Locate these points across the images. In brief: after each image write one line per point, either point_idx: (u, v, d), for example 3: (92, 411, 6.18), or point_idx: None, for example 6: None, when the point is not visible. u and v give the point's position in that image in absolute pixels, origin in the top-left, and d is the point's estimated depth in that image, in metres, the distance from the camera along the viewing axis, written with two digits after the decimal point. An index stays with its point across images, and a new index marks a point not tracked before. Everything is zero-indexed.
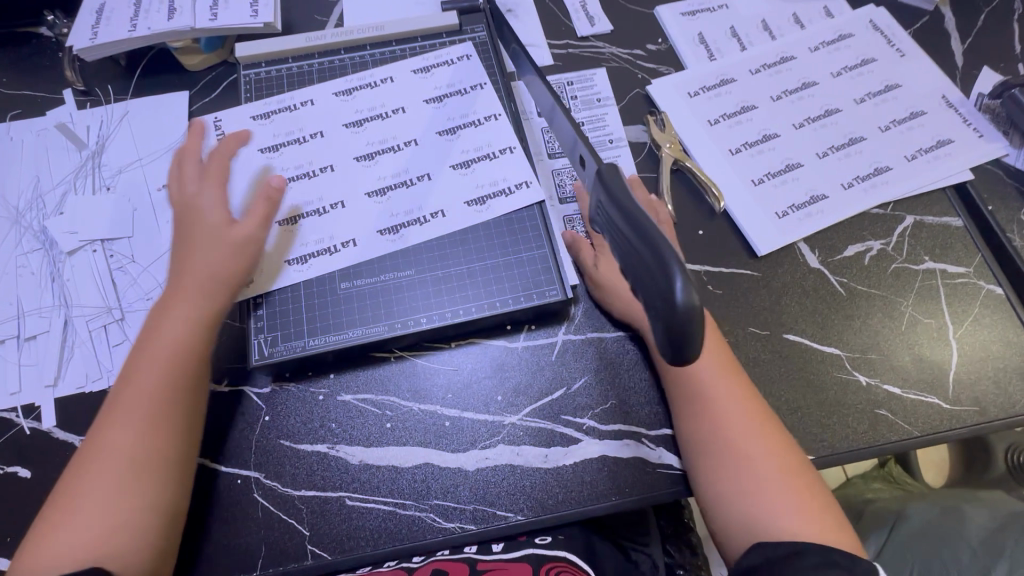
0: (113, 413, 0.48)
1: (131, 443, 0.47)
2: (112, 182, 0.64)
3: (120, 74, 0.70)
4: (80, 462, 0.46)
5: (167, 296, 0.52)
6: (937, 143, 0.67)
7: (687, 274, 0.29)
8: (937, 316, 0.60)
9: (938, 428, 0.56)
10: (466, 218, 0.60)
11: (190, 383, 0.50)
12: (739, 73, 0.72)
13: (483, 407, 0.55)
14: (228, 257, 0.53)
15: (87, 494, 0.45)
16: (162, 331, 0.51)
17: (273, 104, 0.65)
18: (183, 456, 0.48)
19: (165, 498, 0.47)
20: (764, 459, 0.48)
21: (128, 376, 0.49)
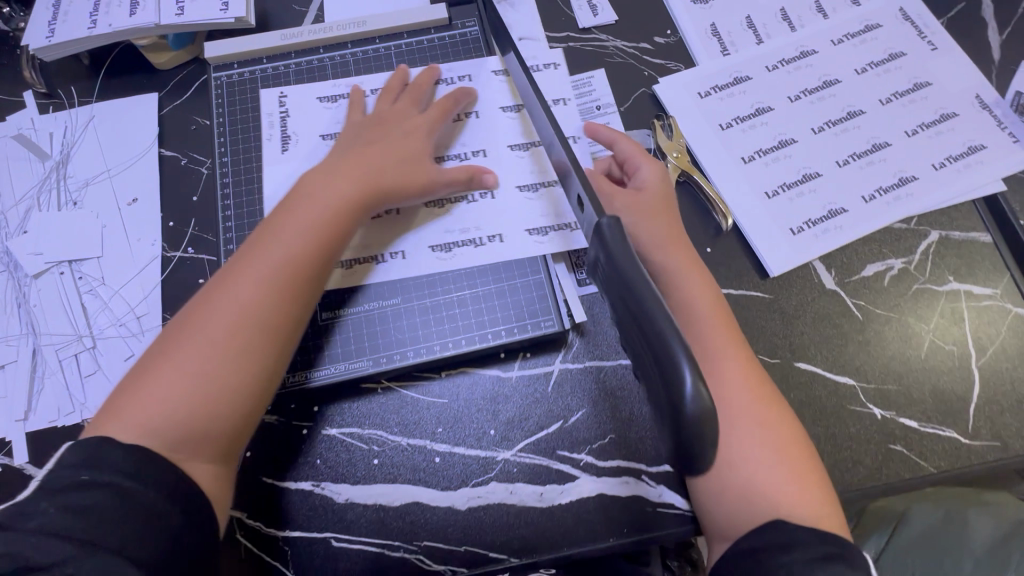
0: (239, 272, 0.47)
1: (234, 330, 0.45)
2: (79, 197, 0.60)
3: (85, 74, 0.65)
4: (187, 325, 0.45)
5: (325, 180, 0.51)
6: (968, 150, 0.62)
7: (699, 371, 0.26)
8: (960, 342, 0.56)
9: (956, 465, 0.52)
10: (524, 247, 0.56)
11: (309, 291, 0.48)
12: (754, 70, 0.66)
13: (475, 442, 0.53)
14: (398, 180, 0.53)
15: (194, 346, 0.44)
16: (304, 208, 0.50)
17: (342, 88, 0.61)
18: (274, 373, 0.46)
19: (252, 387, 0.45)
20: (748, 417, 0.47)
21: (255, 251, 0.48)
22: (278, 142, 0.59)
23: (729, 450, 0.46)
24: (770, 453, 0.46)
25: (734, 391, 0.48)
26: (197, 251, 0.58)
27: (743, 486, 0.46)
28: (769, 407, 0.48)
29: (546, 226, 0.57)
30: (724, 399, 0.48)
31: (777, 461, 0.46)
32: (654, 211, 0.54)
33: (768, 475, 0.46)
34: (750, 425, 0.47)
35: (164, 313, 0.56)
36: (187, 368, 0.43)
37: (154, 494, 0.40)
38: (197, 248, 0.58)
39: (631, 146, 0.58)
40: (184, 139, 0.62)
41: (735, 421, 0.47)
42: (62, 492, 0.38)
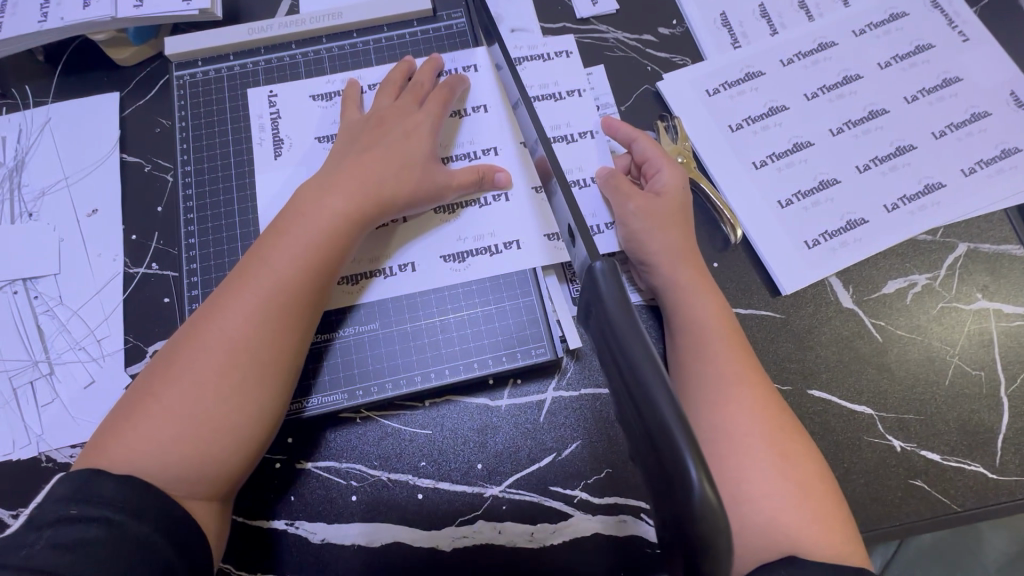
0: (230, 299, 0.43)
1: (228, 359, 0.41)
2: (35, 207, 0.55)
3: (39, 72, 0.60)
4: (177, 354, 0.41)
5: (319, 191, 0.47)
6: (1001, 153, 0.57)
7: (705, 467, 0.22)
8: (988, 366, 0.52)
9: (983, 501, 0.48)
10: (544, 255, 0.51)
11: (308, 314, 0.44)
12: (768, 64, 0.60)
13: (461, 478, 0.49)
14: (403, 188, 0.48)
15: (185, 383, 0.40)
16: (298, 224, 0.45)
17: (337, 83, 0.56)
18: (273, 404, 0.42)
19: (252, 425, 0.41)
20: (768, 447, 0.43)
21: (247, 272, 0.44)
22: (270, 146, 0.54)
23: (739, 487, 0.42)
24: (793, 487, 0.42)
25: (752, 418, 0.43)
26: (161, 268, 0.54)
27: (762, 524, 0.41)
28: (786, 437, 0.43)
29: (553, 232, 0.52)
30: (742, 427, 0.43)
31: (799, 497, 0.41)
32: (670, 219, 0.49)
33: (791, 512, 0.41)
34: (770, 455, 0.42)
35: (126, 336, 0.52)
36: (179, 401, 0.40)
37: (148, 528, 0.36)
38: (162, 264, 0.54)
39: (650, 144, 0.52)
40: (147, 144, 0.58)
41: (755, 450, 0.42)
42: (51, 525, 0.35)
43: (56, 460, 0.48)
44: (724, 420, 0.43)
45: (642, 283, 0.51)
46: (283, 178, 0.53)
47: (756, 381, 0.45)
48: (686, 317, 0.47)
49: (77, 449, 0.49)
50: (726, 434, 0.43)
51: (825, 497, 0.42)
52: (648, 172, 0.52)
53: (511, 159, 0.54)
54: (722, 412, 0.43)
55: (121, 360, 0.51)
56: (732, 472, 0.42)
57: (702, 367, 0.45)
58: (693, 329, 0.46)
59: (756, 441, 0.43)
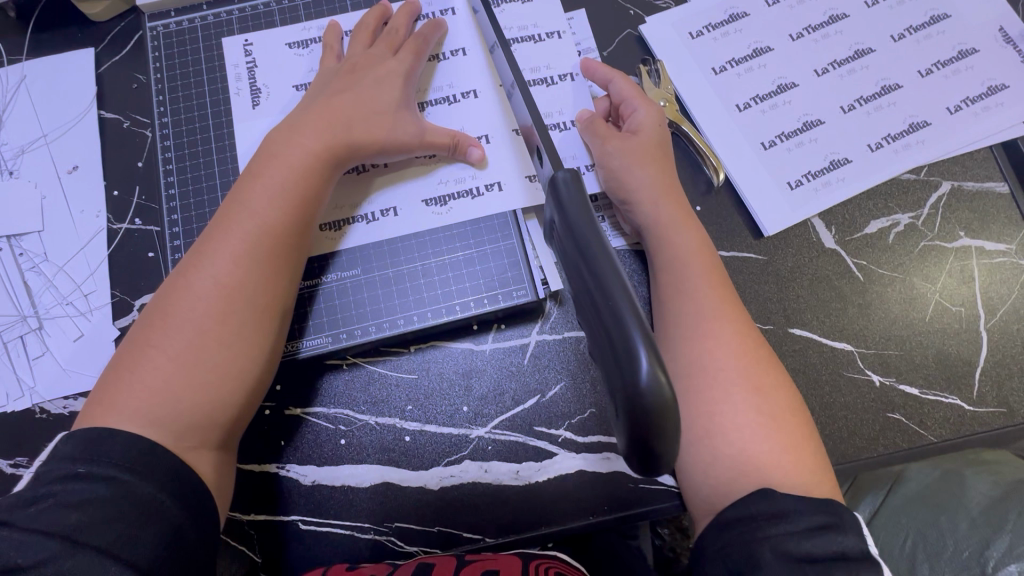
0: (212, 246, 0.43)
1: (219, 304, 0.41)
2: (15, 165, 0.55)
3: (12, 28, 0.59)
4: (166, 306, 0.42)
5: (290, 134, 0.47)
6: (988, 90, 0.56)
7: (656, 356, 0.25)
8: (968, 303, 0.52)
9: (959, 433, 0.49)
10: (524, 197, 0.51)
11: (294, 255, 0.45)
12: (753, 4, 0.59)
13: (447, 420, 0.50)
14: (381, 135, 0.48)
15: (180, 330, 0.41)
16: (272, 168, 0.45)
17: (314, 30, 0.55)
18: (272, 344, 0.43)
19: (256, 363, 0.42)
20: (742, 381, 0.43)
21: (226, 220, 0.44)
22: (247, 95, 0.53)
23: (714, 422, 0.42)
24: (764, 420, 0.42)
25: (728, 353, 0.44)
26: (144, 223, 0.54)
27: (730, 456, 0.42)
28: (762, 369, 0.44)
29: (530, 172, 0.52)
30: (717, 360, 0.44)
31: (770, 430, 0.42)
32: (649, 158, 0.49)
33: (761, 442, 0.42)
34: (745, 389, 0.43)
35: (112, 290, 0.52)
36: (175, 349, 0.40)
37: (153, 488, 0.37)
38: (144, 219, 0.54)
39: (623, 82, 0.52)
40: (124, 100, 0.57)
41: (729, 384, 0.43)
42: (56, 485, 0.36)
43: (49, 411, 0.49)
44: (699, 356, 0.44)
45: (627, 226, 0.51)
46: (261, 127, 0.53)
47: (734, 312, 0.46)
48: (666, 258, 0.47)
49: (70, 401, 0.49)
50: (700, 368, 0.44)
51: (798, 430, 0.43)
52: (624, 112, 0.52)
53: (492, 101, 0.53)
54: (697, 349, 0.44)
55: (108, 314, 0.52)
56: (707, 405, 0.43)
57: (680, 302, 0.46)
58: (673, 266, 0.47)
59: (730, 375, 0.43)
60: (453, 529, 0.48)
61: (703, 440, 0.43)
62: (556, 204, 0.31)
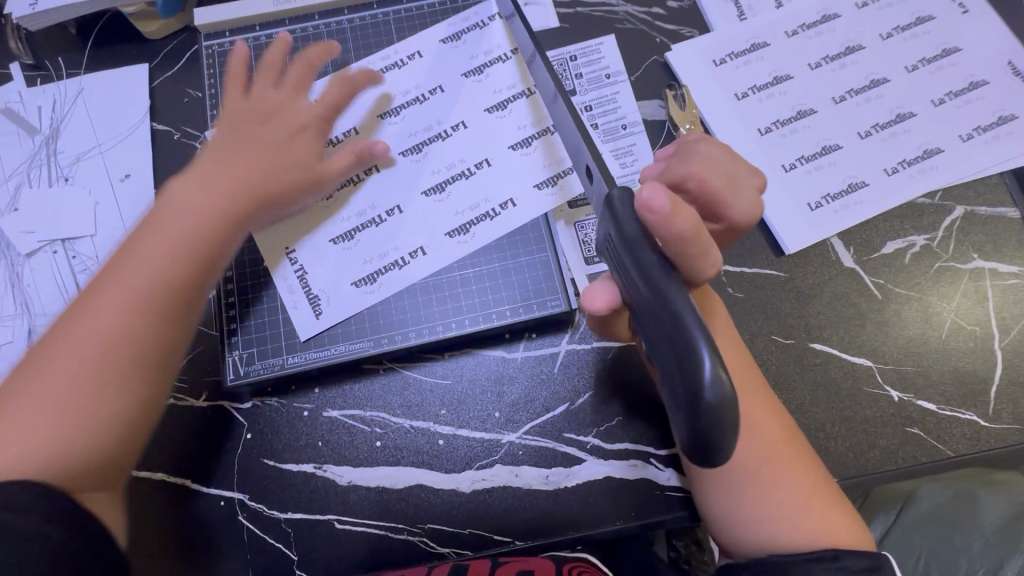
0: (95, 295, 0.43)
1: (90, 355, 0.41)
2: (70, 172, 0.58)
3: (72, 44, 0.62)
4: (40, 358, 0.41)
5: (201, 182, 0.48)
6: (998, 120, 0.59)
7: (717, 358, 0.27)
8: (983, 323, 0.54)
9: (975, 448, 0.51)
10: (541, 203, 0.54)
11: (186, 305, 0.45)
12: (773, 35, 0.63)
13: (479, 424, 0.51)
14: (299, 184, 0.52)
15: (42, 385, 0.40)
16: (176, 216, 0.46)
17: (379, 61, 0.59)
18: (151, 396, 0.43)
19: (124, 415, 0.41)
20: (764, 473, 0.43)
21: (119, 270, 0.44)
22: None
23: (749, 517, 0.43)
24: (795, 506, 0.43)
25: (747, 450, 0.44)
26: None
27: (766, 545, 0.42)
28: (780, 456, 0.44)
29: (547, 178, 0.55)
30: (740, 453, 0.44)
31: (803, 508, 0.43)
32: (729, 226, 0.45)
33: (800, 528, 0.42)
34: (775, 477, 0.43)
35: None
36: (37, 401, 0.39)
37: None
38: None
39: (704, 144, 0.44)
40: (176, 113, 0.60)
41: (751, 482, 0.43)
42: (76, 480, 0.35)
43: None
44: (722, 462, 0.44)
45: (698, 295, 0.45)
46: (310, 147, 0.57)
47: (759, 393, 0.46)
48: None
49: None
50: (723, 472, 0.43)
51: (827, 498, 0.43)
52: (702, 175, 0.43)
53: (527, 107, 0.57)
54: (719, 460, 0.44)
55: None
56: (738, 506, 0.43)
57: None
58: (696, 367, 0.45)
59: (750, 473, 0.43)
60: (485, 532, 0.49)
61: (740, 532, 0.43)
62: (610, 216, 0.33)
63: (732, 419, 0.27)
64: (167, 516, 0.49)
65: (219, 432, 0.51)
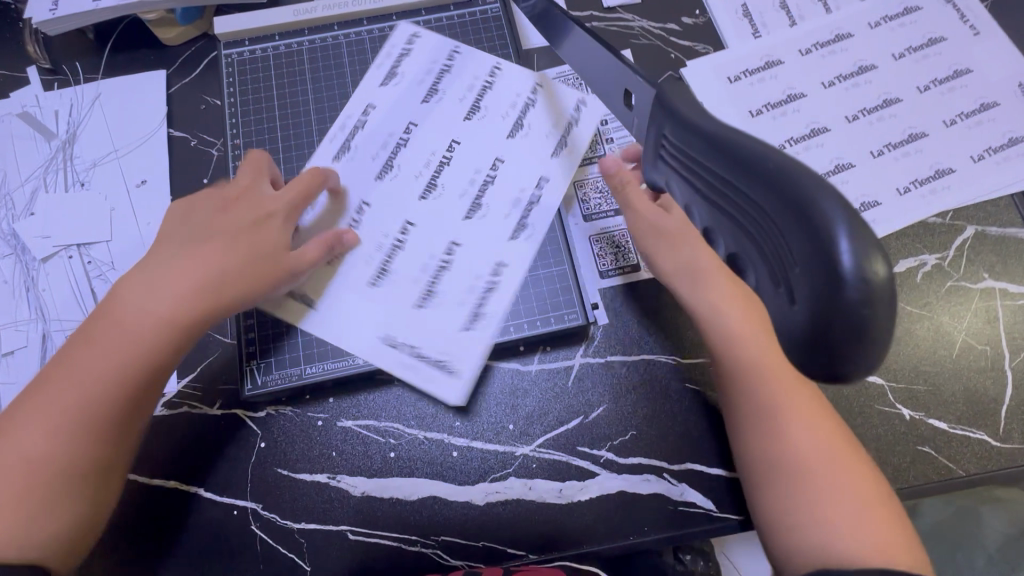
0: (66, 376, 0.44)
1: (52, 442, 0.42)
2: (87, 177, 0.58)
3: (89, 49, 0.62)
4: (11, 427, 0.43)
5: (174, 270, 0.47)
6: (1009, 141, 0.59)
7: (867, 244, 0.18)
8: (994, 342, 0.54)
9: (986, 467, 0.51)
10: (563, 167, 0.57)
11: (140, 404, 0.45)
12: (788, 53, 0.63)
13: (494, 436, 0.51)
14: (255, 283, 0.49)
15: (8, 457, 0.42)
16: (149, 301, 0.46)
17: (340, 131, 0.58)
18: (105, 484, 0.44)
19: (79, 502, 0.43)
20: (821, 463, 0.44)
21: (95, 347, 0.45)
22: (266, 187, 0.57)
23: (802, 508, 0.43)
24: (853, 508, 0.42)
25: (813, 444, 0.44)
26: None
27: (815, 541, 0.41)
28: (841, 457, 0.44)
29: (556, 145, 0.58)
30: (796, 445, 0.44)
31: (860, 511, 0.42)
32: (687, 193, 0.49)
33: (856, 530, 0.41)
34: (829, 474, 0.43)
35: None
36: (4, 475, 0.41)
37: None
38: None
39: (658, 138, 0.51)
40: (193, 119, 0.60)
41: (806, 471, 0.44)
42: None
43: None
44: (779, 450, 0.45)
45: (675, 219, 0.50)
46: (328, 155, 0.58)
47: (818, 406, 0.46)
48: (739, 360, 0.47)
49: None
50: (776, 462, 0.45)
51: (885, 513, 0.42)
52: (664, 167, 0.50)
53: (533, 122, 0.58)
54: (775, 448, 0.45)
55: None
56: (790, 493, 0.43)
57: (766, 380, 0.46)
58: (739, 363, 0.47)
59: (806, 467, 0.44)
60: (499, 545, 0.49)
61: (791, 525, 0.43)
62: (661, 118, 0.27)
63: (887, 323, 0.19)
64: (181, 524, 0.49)
65: (234, 441, 0.51)
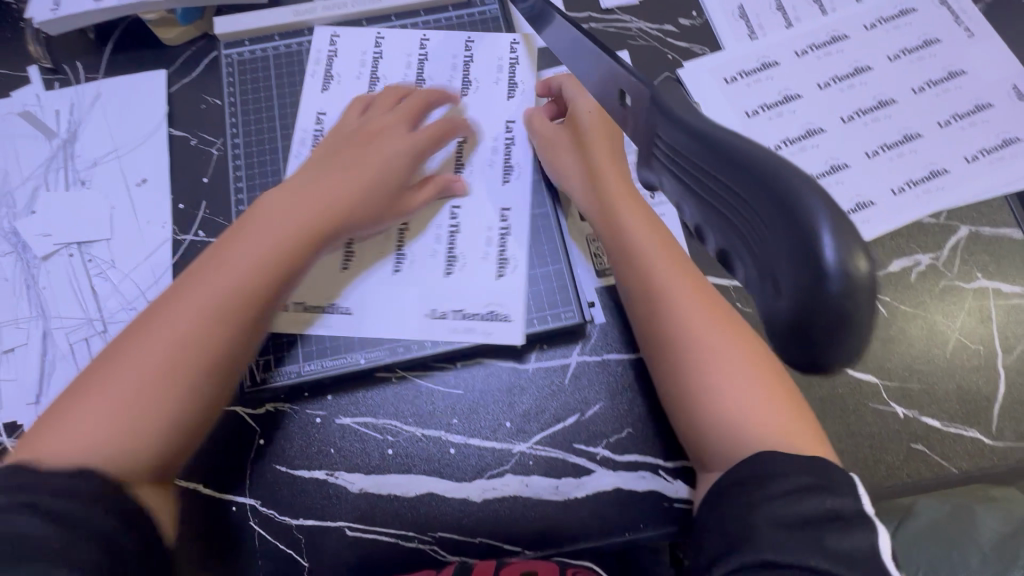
0: (186, 293, 0.43)
1: (178, 351, 0.41)
2: (87, 176, 0.59)
3: (90, 48, 0.63)
4: (128, 343, 0.42)
5: (287, 201, 0.49)
6: (1003, 142, 0.60)
7: (849, 239, 0.19)
8: (987, 341, 0.55)
9: (978, 465, 0.52)
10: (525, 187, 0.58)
11: (251, 323, 0.44)
12: (783, 55, 0.64)
13: (490, 434, 0.52)
14: (363, 207, 0.51)
15: (119, 377, 0.40)
16: (258, 226, 0.47)
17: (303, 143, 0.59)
18: (207, 403, 0.42)
19: (181, 425, 0.41)
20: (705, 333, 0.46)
21: (213, 270, 0.45)
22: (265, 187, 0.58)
23: (700, 387, 0.45)
24: (740, 378, 0.45)
25: (698, 317, 0.47)
26: (208, 235, 0.57)
27: (711, 420, 0.44)
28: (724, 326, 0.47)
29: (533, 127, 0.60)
30: (680, 317, 0.47)
31: (747, 380, 0.45)
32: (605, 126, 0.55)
33: (739, 396, 0.44)
34: (712, 345, 0.46)
35: None
36: (119, 393, 0.39)
37: None
38: (208, 231, 0.57)
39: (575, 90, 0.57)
40: (193, 119, 0.61)
41: (696, 345, 0.46)
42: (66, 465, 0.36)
43: None
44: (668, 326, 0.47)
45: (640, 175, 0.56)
46: None
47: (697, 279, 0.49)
48: (631, 247, 0.50)
49: None
50: (669, 342, 0.47)
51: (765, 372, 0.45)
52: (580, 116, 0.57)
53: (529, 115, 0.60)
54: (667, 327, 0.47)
55: None
56: (684, 372, 0.46)
57: (656, 260, 0.49)
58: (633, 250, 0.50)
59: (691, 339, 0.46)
60: (496, 541, 0.50)
61: (692, 413, 0.45)
62: (655, 118, 0.28)
63: (861, 317, 0.19)
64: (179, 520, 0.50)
65: (232, 438, 0.51)
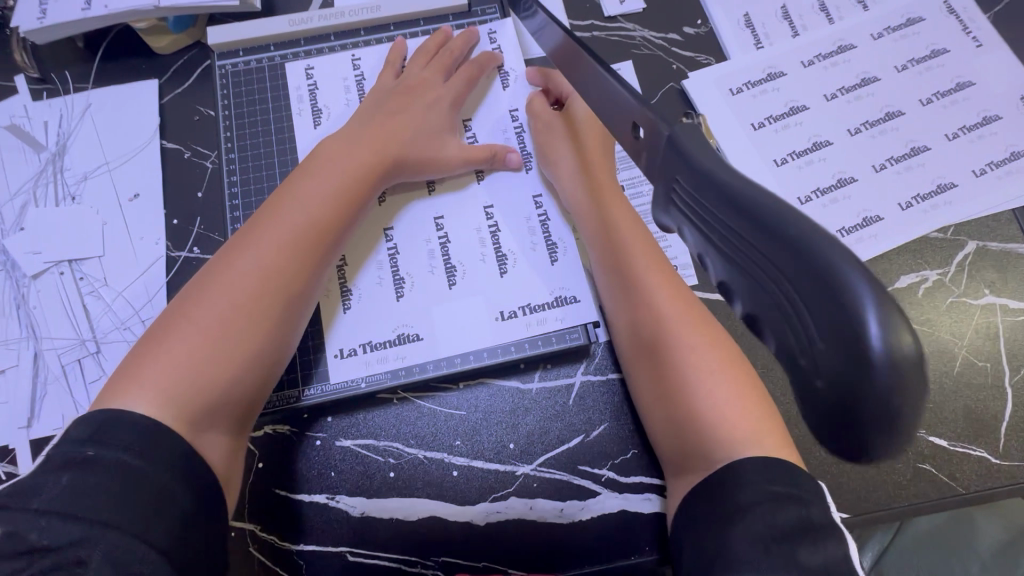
0: (261, 234, 0.47)
1: (257, 286, 0.45)
2: (78, 191, 0.57)
3: (79, 58, 0.61)
4: (209, 285, 0.44)
5: (345, 145, 0.52)
6: (1011, 155, 0.59)
7: (890, 314, 0.19)
8: (994, 359, 0.54)
9: (984, 485, 0.51)
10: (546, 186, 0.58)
11: (321, 258, 0.48)
12: (789, 65, 0.63)
13: (494, 456, 0.51)
14: (418, 153, 0.54)
15: (206, 308, 0.43)
16: (324, 169, 0.50)
17: None
18: (286, 335, 0.46)
19: (264, 351, 0.44)
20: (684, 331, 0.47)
21: (277, 213, 0.48)
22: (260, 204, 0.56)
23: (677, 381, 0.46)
24: (720, 375, 0.45)
25: (677, 318, 0.48)
26: (204, 252, 0.55)
27: (688, 414, 0.45)
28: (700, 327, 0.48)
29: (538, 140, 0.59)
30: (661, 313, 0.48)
31: (725, 381, 0.45)
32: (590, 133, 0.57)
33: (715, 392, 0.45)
34: (690, 345, 0.47)
35: None
36: (207, 324, 0.43)
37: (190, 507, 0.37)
38: (203, 248, 0.55)
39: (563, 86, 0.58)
40: (186, 131, 0.59)
41: (675, 337, 0.47)
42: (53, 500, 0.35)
43: None
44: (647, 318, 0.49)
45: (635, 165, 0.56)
46: None
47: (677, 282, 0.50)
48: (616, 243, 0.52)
49: None
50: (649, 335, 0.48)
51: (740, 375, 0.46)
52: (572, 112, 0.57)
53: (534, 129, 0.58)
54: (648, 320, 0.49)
55: None
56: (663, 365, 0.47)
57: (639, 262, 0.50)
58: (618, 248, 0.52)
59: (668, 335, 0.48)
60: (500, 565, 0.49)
61: (669, 404, 0.46)
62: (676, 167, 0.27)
63: (907, 395, 0.19)
64: None
65: None
